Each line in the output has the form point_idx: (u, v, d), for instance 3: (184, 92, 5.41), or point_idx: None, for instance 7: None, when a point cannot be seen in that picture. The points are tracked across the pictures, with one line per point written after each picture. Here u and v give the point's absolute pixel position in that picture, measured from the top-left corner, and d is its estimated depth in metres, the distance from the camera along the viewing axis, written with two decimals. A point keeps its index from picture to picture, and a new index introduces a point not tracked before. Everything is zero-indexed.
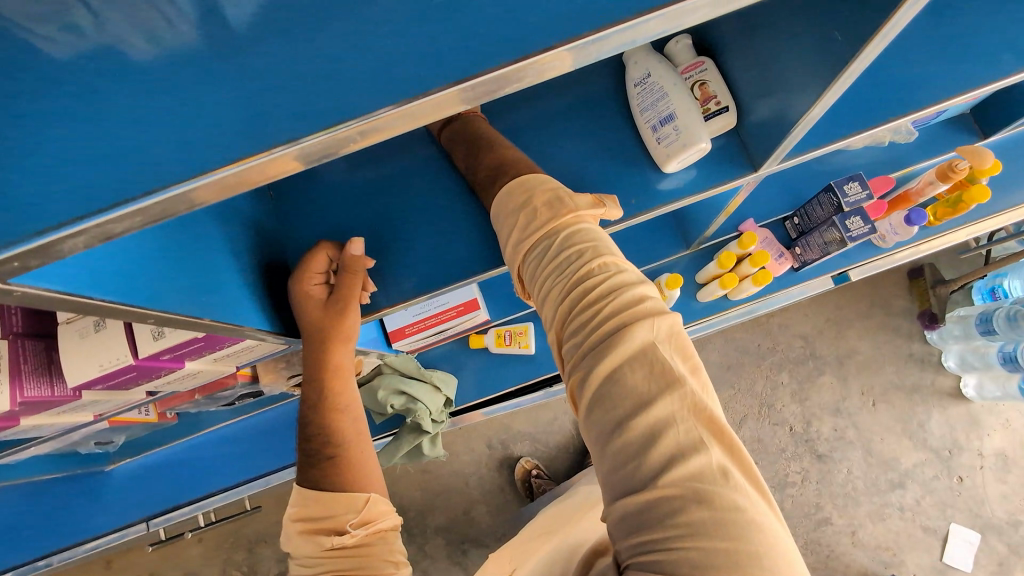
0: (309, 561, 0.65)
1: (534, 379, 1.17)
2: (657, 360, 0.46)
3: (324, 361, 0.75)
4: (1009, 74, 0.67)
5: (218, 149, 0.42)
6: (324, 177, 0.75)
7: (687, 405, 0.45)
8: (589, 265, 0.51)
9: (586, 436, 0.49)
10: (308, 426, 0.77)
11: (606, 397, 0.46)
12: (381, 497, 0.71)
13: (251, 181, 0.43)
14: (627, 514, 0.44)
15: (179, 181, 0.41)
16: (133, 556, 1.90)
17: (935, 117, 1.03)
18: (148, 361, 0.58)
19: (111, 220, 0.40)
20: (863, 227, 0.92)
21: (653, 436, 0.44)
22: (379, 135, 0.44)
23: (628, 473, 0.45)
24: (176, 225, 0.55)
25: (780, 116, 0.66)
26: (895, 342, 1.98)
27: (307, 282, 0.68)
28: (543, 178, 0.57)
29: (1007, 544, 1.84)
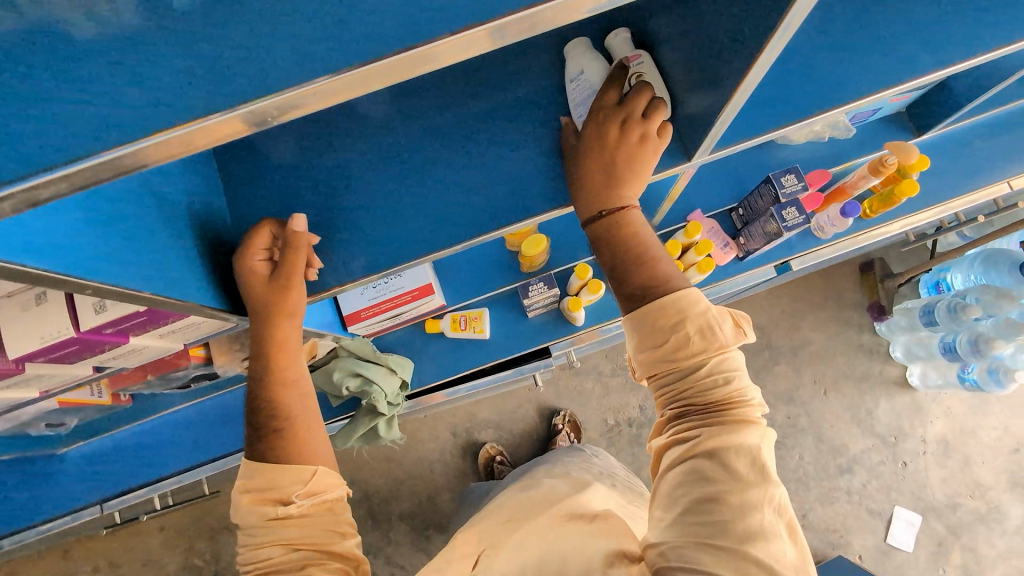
0: (257, 528, 0.69)
1: (489, 363, 1.20)
2: (761, 463, 0.57)
3: (268, 337, 0.74)
4: (925, 72, 0.73)
5: (145, 118, 0.43)
6: (273, 161, 0.77)
7: (776, 504, 0.56)
8: (718, 365, 0.62)
9: (676, 489, 0.59)
10: (254, 402, 0.76)
11: (717, 474, 0.57)
12: (328, 469, 0.73)
13: (179, 151, 0.44)
14: (698, 560, 0.54)
15: (105, 148, 0.42)
16: (94, 545, 1.90)
17: (871, 114, 1.10)
18: (91, 335, 0.59)
19: (37, 185, 0.41)
20: (797, 217, 0.98)
21: (744, 515, 0.55)
22: (304, 107, 0.45)
23: (715, 532, 0.55)
24: (107, 197, 0.56)
25: (710, 108, 0.70)
26: (845, 333, 2.07)
27: (250, 257, 0.69)
28: (695, 300, 0.62)
29: (946, 525, 1.94)
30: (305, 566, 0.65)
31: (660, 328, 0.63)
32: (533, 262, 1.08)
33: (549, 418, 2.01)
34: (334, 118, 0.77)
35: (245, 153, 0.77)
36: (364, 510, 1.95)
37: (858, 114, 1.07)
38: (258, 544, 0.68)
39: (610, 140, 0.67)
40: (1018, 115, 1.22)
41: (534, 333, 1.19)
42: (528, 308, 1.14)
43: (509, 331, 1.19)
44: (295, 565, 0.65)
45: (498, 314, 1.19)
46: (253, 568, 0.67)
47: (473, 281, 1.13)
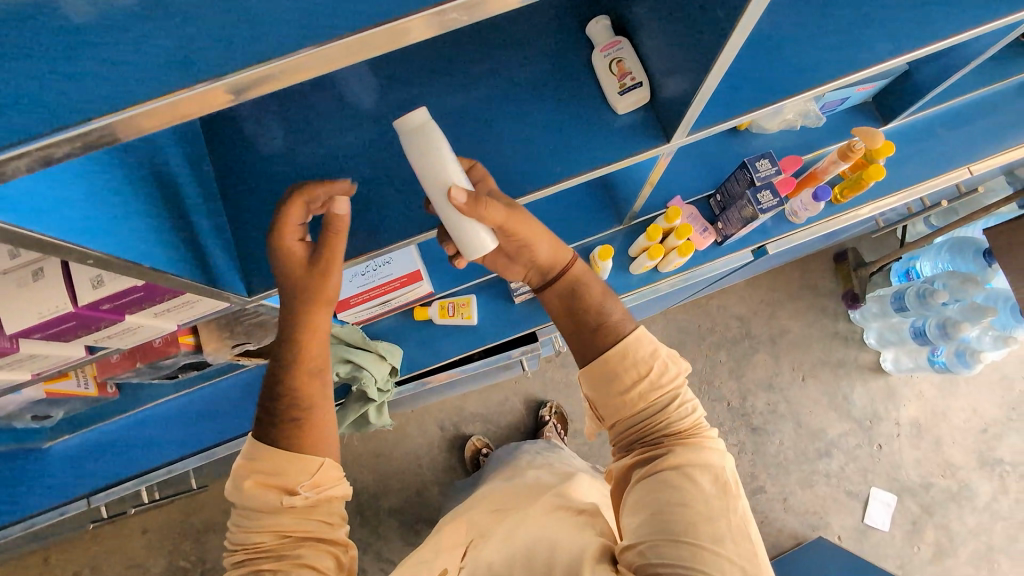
0: (255, 512, 0.70)
1: (477, 349, 1.22)
2: (723, 477, 0.67)
3: (303, 322, 0.76)
4: (889, 57, 0.78)
5: (140, 86, 0.44)
6: (265, 146, 0.79)
7: (738, 513, 0.65)
8: (679, 399, 0.73)
9: (646, 498, 0.67)
10: (274, 382, 0.76)
11: (686, 484, 0.65)
12: (335, 463, 0.74)
13: (186, 113, 0.46)
14: (673, 556, 0.61)
15: (93, 117, 0.43)
16: (74, 550, 1.86)
17: (840, 103, 1.15)
18: (87, 310, 0.60)
19: (50, 144, 0.42)
20: (772, 199, 1.02)
21: (710, 519, 0.63)
22: (305, 72, 0.47)
23: (687, 532, 0.62)
24: (101, 165, 0.56)
25: (686, 90, 0.73)
26: (821, 321, 2.14)
27: (287, 237, 0.70)
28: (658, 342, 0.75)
29: (920, 504, 2.00)
30: (298, 546, 0.68)
31: (624, 364, 0.73)
32: None
33: (535, 410, 2.04)
34: (325, 104, 0.79)
35: (236, 138, 0.79)
36: (352, 506, 1.95)
37: (828, 102, 1.13)
38: (251, 526, 0.69)
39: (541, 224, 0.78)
40: (975, 104, 1.29)
41: (520, 319, 1.21)
42: (515, 292, 1.16)
43: (496, 317, 1.21)
44: (287, 547, 0.68)
45: (485, 301, 1.21)
46: (243, 548, 0.69)
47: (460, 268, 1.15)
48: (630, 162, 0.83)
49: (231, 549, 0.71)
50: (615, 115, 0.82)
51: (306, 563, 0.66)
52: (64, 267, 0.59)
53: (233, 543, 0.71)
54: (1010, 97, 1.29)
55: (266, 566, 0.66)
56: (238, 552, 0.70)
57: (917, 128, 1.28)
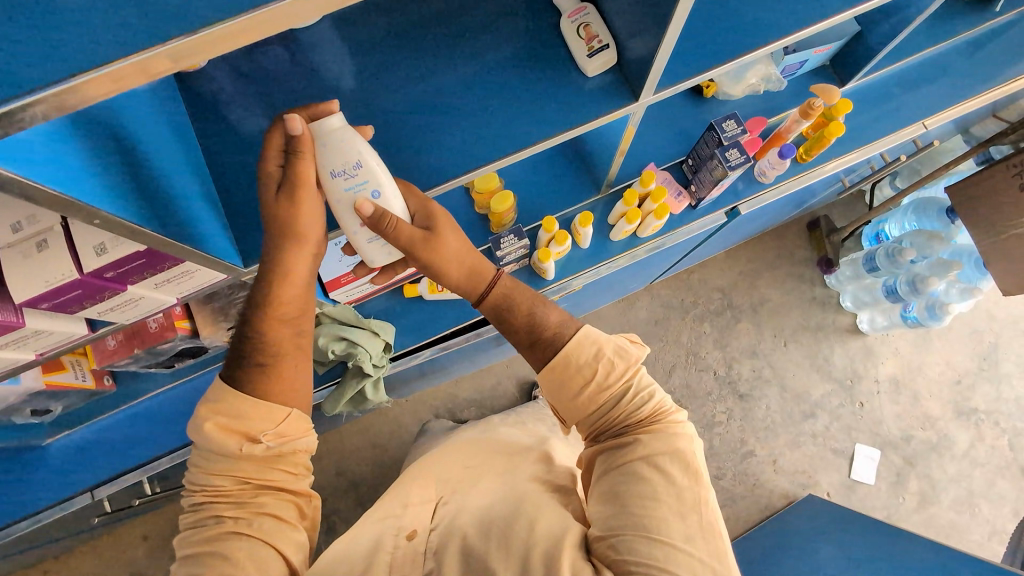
0: (215, 453, 0.74)
1: (467, 321, 1.25)
2: (688, 463, 0.71)
3: (279, 262, 0.75)
4: (836, 12, 0.84)
5: (114, 41, 0.43)
6: (247, 121, 0.81)
7: (706, 499, 0.70)
8: (642, 394, 0.76)
9: (616, 496, 0.71)
10: (249, 327, 0.78)
11: (649, 480, 0.69)
12: (301, 416, 0.78)
13: (184, 60, 0.46)
14: (646, 552, 0.65)
15: (78, 72, 0.42)
16: (71, 562, 1.86)
17: (799, 66, 1.21)
18: (92, 278, 0.62)
19: (64, 90, 0.42)
20: (739, 157, 1.07)
21: (678, 511, 0.68)
22: (290, 21, 0.48)
23: (656, 527, 0.67)
24: (81, 132, 0.56)
25: (650, 47, 0.78)
26: (799, 287, 2.21)
27: (265, 164, 0.71)
28: (606, 334, 0.80)
29: (903, 456, 2.08)
30: (259, 495, 0.74)
31: (573, 368, 0.77)
32: (501, 219, 1.14)
33: (528, 391, 2.08)
34: (305, 78, 0.82)
35: (220, 115, 0.81)
36: (352, 497, 1.97)
37: (788, 66, 1.19)
38: (212, 469, 0.74)
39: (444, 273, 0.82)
40: (927, 64, 1.36)
41: None
42: (500, 262, 1.17)
43: None
44: (248, 494, 0.73)
45: None
46: (203, 490, 0.74)
47: None
48: (601, 122, 0.87)
49: (190, 485, 0.75)
50: (585, 78, 0.86)
51: (267, 510, 0.73)
52: (69, 237, 0.61)
53: (191, 482, 0.76)
54: (959, 54, 1.36)
55: (227, 512, 0.72)
56: (197, 493, 0.75)
57: (873, 89, 1.35)
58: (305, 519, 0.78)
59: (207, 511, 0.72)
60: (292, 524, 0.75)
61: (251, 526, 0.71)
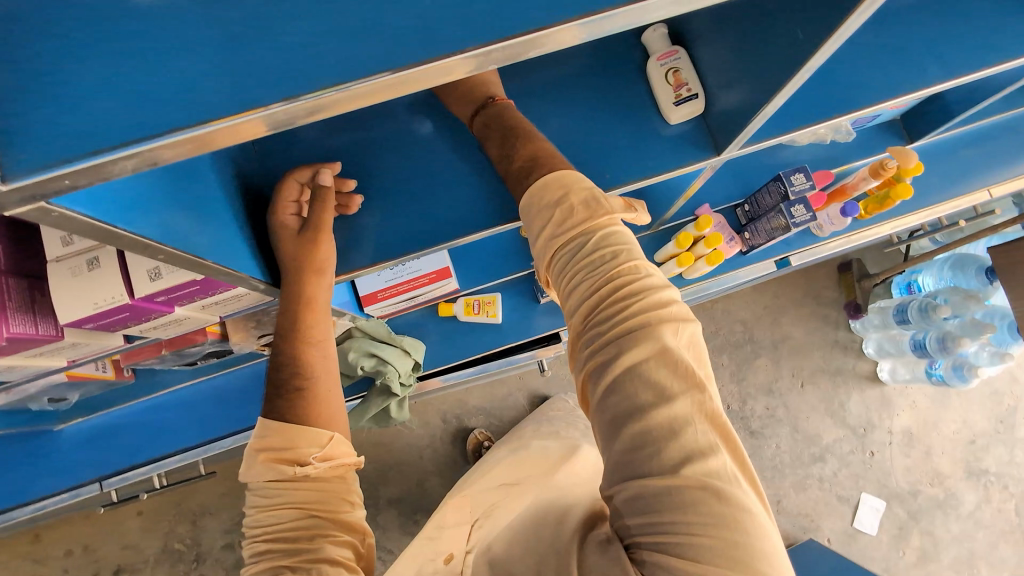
0: (268, 488, 0.68)
1: (500, 347, 1.22)
2: (680, 361, 0.51)
3: (297, 293, 0.72)
4: (935, 82, 0.76)
5: (218, 100, 0.41)
6: (307, 133, 0.77)
7: (705, 405, 0.50)
8: (620, 267, 0.55)
9: (600, 416, 0.53)
10: (278, 356, 0.78)
11: (628, 387, 0.51)
12: (344, 438, 0.74)
13: (279, 123, 0.43)
14: (645, 502, 0.48)
15: (174, 130, 0.40)
16: (67, 528, 1.85)
17: (872, 119, 1.16)
18: (143, 302, 0.58)
19: (162, 145, 0.40)
20: (805, 214, 1.02)
21: (676, 433, 0.49)
22: (399, 90, 0.44)
23: (647, 467, 0.49)
24: (178, 170, 0.57)
25: (744, 105, 0.73)
26: (823, 329, 2.17)
27: (281, 212, 0.69)
28: (579, 178, 0.59)
29: (907, 510, 2.06)
30: (315, 537, 0.64)
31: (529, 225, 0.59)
32: None
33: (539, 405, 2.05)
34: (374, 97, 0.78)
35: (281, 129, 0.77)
36: None
37: (859, 119, 1.13)
38: (269, 507, 0.67)
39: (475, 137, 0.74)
40: (1003, 125, 1.29)
41: (543, 318, 1.22)
42: (542, 292, 1.16)
43: (521, 316, 1.22)
44: (304, 537, 0.64)
45: (510, 299, 1.22)
46: (262, 533, 0.66)
47: (488, 265, 1.13)
48: (675, 174, 0.82)
49: (250, 534, 0.67)
50: (666, 125, 0.81)
51: (323, 552, 0.62)
52: (121, 258, 0.57)
53: (249, 535, 0.68)
54: None
55: (283, 560, 0.62)
56: (254, 544, 0.66)
57: (941, 147, 1.30)
58: (362, 559, 0.67)
59: (265, 559, 0.63)
60: (350, 564, 0.63)
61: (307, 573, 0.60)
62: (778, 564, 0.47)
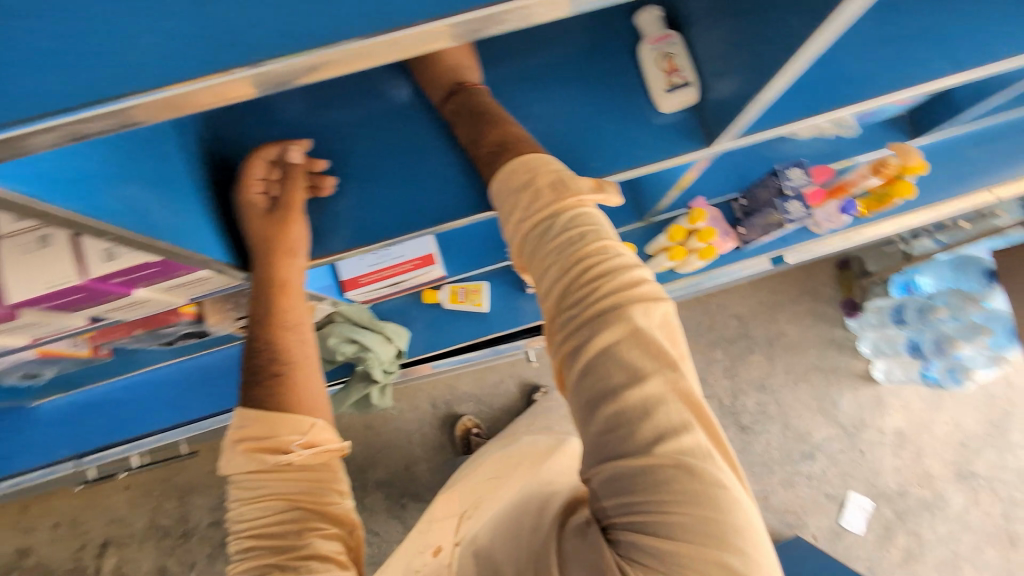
0: (250, 479, 0.66)
1: (486, 336, 1.20)
2: (652, 340, 0.48)
3: (266, 276, 0.70)
4: (940, 77, 0.72)
5: (149, 68, 0.38)
6: (283, 111, 0.75)
7: (678, 384, 0.48)
8: (589, 247, 0.52)
9: (575, 401, 0.50)
10: (253, 342, 0.75)
11: (597, 370, 0.48)
12: (327, 424, 0.72)
13: (223, 98, 0.40)
14: (621, 483, 0.47)
15: (117, 95, 0.37)
16: (52, 502, 1.85)
17: (875, 114, 1.11)
18: (97, 283, 0.56)
19: (90, 117, 0.37)
20: (801, 211, 1.00)
21: (648, 413, 0.46)
22: (351, 63, 0.41)
23: (621, 448, 0.47)
24: (130, 143, 0.54)
25: (738, 95, 0.69)
26: (818, 327, 2.15)
27: (248, 190, 0.66)
28: (547, 159, 0.57)
29: (895, 510, 2.05)
30: (303, 531, 0.63)
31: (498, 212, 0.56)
32: None
33: (529, 394, 2.03)
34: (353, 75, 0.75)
35: (256, 107, 0.74)
36: None
37: (863, 114, 1.09)
38: (253, 499, 0.66)
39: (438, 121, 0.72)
40: (1012, 124, 1.25)
41: (530, 309, 1.20)
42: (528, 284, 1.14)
43: (507, 306, 1.19)
44: (289, 531, 0.63)
45: (496, 288, 1.20)
46: (247, 528, 0.64)
47: (475, 254, 1.11)
48: (668, 164, 0.79)
49: (234, 529, 0.66)
50: (657, 113, 0.78)
51: (309, 546, 0.61)
52: (74, 238, 0.55)
53: (233, 527, 0.66)
54: None
55: (269, 558, 0.60)
56: (239, 537, 0.65)
57: (945, 145, 1.26)
58: (351, 550, 0.66)
59: (250, 557, 0.62)
60: (340, 560, 0.62)
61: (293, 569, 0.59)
62: (759, 544, 0.45)
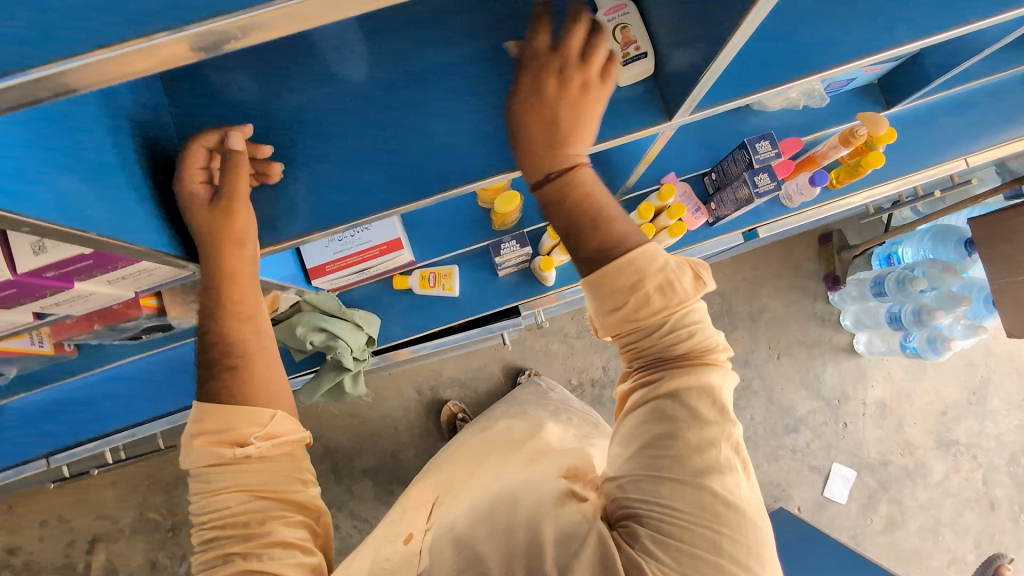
0: (210, 473, 0.65)
1: (459, 320, 1.19)
2: (717, 395, 0.53)
3: (215, 267, 0.68)
4: (905, 43, 0.72)
5: (42, 46, 0.38)
6: (224, 93, 0.71)
7: (732, 440, 0.53)
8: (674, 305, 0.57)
9: (634, 424, 0.56)
10: (203, 336, 0.71)
11: (665, 407, 0.53)
12: (287, 415, 0.69)
13: (120, 74, 0.40)
14: (654, 493, 0.52)
15: (34, 66, 0.38)
16: (37, 500, 1.84)
17: (847, 83, 1.10)
18: (29, 278, 0.55)
19: None
20: (769, 183, 0.98)
21: (702, 450, 0.51)
22: (254, 35, 0.41)
23: (670, 469, 0.51)
24: (60, 114, 0.52)
25: (694, 63, 0.67)
26: (801, 301, 2.15)
27: (189, 179, 0.64)
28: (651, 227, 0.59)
29: (877, 479, 2.08)
30: (266, 520, 0.63)
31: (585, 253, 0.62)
32: (505, 220, 1.06)
33: (513, 377, 2.03)
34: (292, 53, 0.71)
35: (192, 86, 0.70)
36: (326, 465, 1.95)
37: (833, 83, 1.07)
38: (212, 492, 0.65)
39: (549, 93, 0.57)
40: (983, 91, 1.24)
41: (503, 291, 1.18)
42: (499, 267, 1.14)
43: (479, 289, 1.18)
44: (254, 521, 0.62)
45: (468, 272, 1.18)
46: (208, 519, 0.64)
47: (444, 237, 1.10)
48: (631, 138, 0.79)
49: (196, 519, 0.65)
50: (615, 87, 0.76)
51: (275, 536, 0.61)
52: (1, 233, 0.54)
53: (195, 520, 0.66)
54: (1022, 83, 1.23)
55: (237, 549, 0.61)
56: (203, 530, 0.64)
57: (919, 113, 1.25)
58: (318, 538, 0.67)
59: (215, 547, 0.62)
60: (305, 545, 0.63)
61: (262, 560, 0.60)
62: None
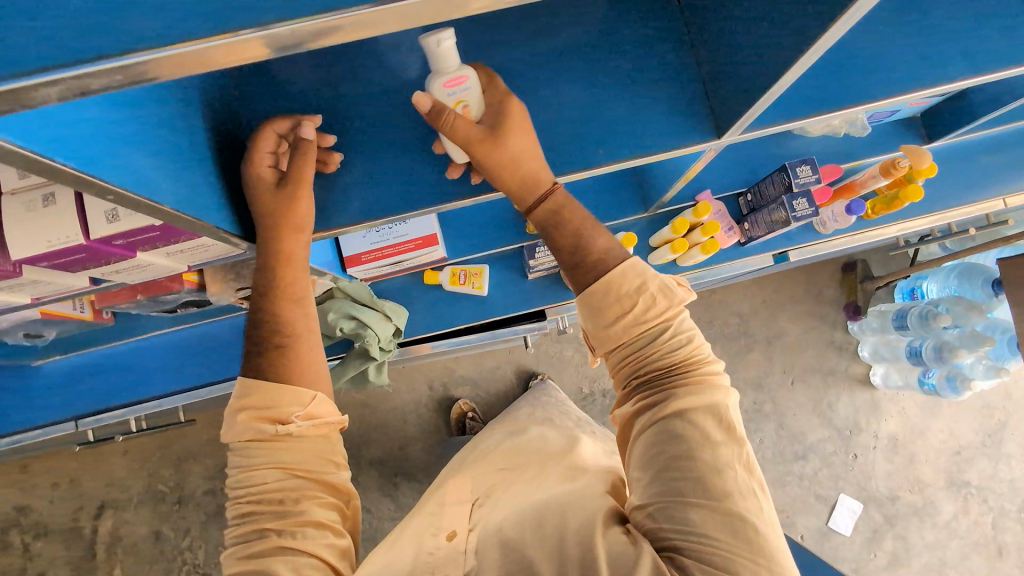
0: (248, 448, 0.67)
1: (484, 319, 1.20)
2: (725, 417, 0.58)
3: (272, 248, 0.70)
4: (958, 78, 0.71)
5: (158, 28, 0.40)
6: (285, 81, 0.73)
7: (746, 460, 0.57)
8: (678, 336, 0.62)
9: (645, 451, 0.59)
10: (252, 312, 0.73)
11: (678, 430, 0.57)
12: (327, 397, 0.71)
13: (223, 59, 0.42)
14: (686, 521, 0.54)
15: (151, 47, 0.40)
16: (49, 462, 1.87)
17: (890, 114, 1.09)
18: (100, 243, 0.57)
19: (91, 73, 0.40)
20: (806, 208, 0.99)
21: (721, 473, 0.55)
22: (351, 32, 0.43)
23: (696, 490, 0.54)
24: (145, 94, 0.55)
25: (750, 85, 0.68)
26: (820, 329, 2.14)
27: (258, 162, 0.66)
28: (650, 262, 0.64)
29: (883, 514, 2.06)
30: (301, 499, 0.65)
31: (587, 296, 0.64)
32: None
33: (526, 380, 2.04)
34: (356, 47, 0.73)
35: (257, 73, 0.72)
36: None
37: (877, 113, 1.07)
38: (251, 467, 0.66)
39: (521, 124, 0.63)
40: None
41: (530, 294, 1.19)
42: (530, 270, 1.15)
43: (506, 291, 1.19)
44: (289, 500, 0.64)
45: (497, 273, 1.19)
46: (244, 494, 0.66)
47: (478, 236, 1.12)
48: (674, 154, 0.78)
49: (231, 493, 0.67)
50: (668, 102, 0.77)
51: (309, 516, 0.63)
52: (78, 199, 0.56)
53: (232, 491, 0.68)
54: None
55: (272, 524, 0.62)
56: (240, 503, 0.66)
57: (959, 150, 1.24)
58: (348, 519, 0.68)
59: (250, 522, 0.64)
60: (337, 527, 0.65)
61: (295, 538, 0.61)
62: None
